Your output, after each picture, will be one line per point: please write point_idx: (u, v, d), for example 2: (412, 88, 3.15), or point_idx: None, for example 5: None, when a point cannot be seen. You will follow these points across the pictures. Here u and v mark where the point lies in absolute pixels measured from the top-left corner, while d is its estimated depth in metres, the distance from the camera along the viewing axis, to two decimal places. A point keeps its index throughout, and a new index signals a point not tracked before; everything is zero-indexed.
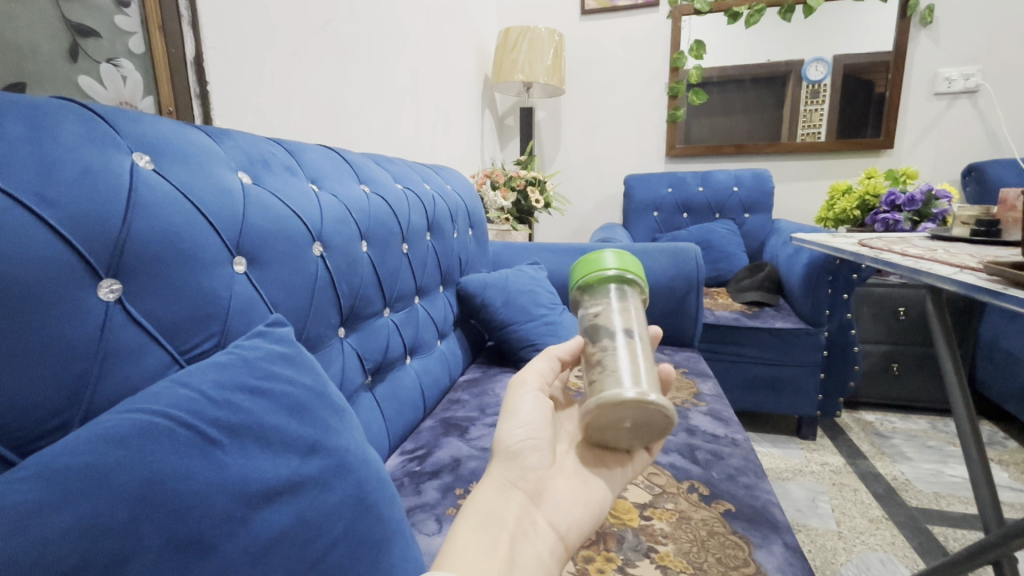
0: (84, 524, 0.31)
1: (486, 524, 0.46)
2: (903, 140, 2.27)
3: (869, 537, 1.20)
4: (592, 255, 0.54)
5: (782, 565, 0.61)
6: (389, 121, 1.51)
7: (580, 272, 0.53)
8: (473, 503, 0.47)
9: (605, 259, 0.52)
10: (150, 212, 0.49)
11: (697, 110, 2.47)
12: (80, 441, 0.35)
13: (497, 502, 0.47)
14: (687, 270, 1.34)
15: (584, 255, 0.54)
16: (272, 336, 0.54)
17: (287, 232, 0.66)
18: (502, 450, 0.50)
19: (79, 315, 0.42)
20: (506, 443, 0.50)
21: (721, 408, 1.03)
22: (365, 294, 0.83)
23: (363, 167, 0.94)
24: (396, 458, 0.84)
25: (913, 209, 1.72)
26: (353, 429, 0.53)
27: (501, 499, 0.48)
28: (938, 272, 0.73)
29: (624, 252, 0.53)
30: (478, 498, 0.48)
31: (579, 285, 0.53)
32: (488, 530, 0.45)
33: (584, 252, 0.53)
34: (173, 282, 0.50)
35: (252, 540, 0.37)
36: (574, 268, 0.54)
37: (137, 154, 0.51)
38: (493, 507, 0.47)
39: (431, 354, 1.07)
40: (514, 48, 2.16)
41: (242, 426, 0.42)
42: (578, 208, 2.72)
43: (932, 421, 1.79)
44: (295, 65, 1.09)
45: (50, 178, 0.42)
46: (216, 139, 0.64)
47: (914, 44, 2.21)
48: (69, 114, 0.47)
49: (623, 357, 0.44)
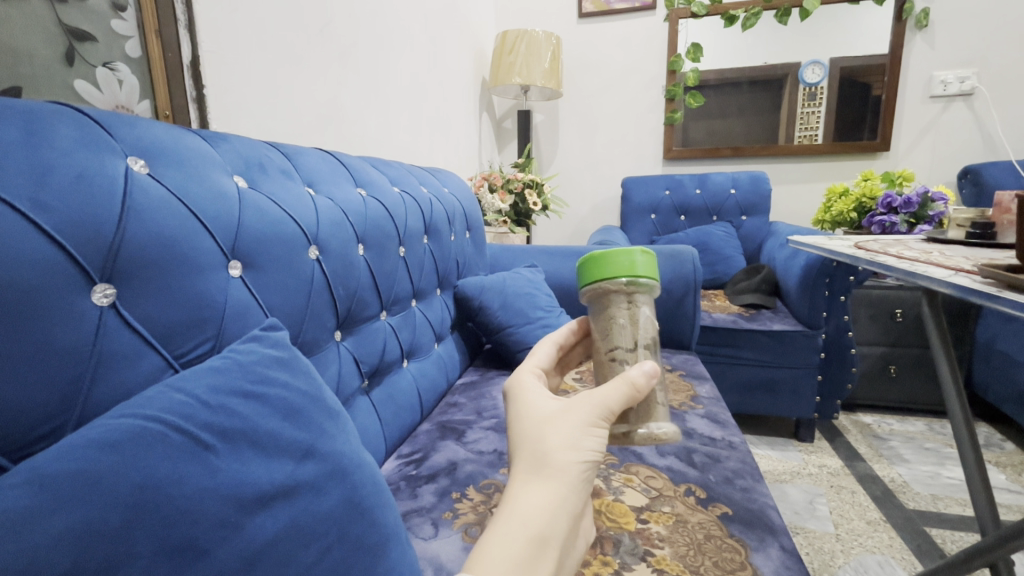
0: (76, 529, 0.31)
1: (542, 542, 0.39)
2: (899, 143, 2.28)
3: (867, 540, 1.20)
4: (600, 254, 0.49)
5: (778, 568, 0.61)
6: (386, 124, 1.51)
7: (590, 273, 0.50)
8: (524, 513, 0.39)
9: (614, 266, 0.49)
10: (146, 216, 0.49)
11: (694, 113, 2.47)
12: (72, 446, 0.35)
13: (555, 518, 0.40)
14: (684, 273, 1.34)
15: (592, 252, 0.50)
16: (267, 341, 0.54)
17: (283, 236, 0.66)
18: (563, 462, 0.42)
19: (73, 319, 0.42)
20: (566, 444, 0.42)
21: (719, 411, 1.03)
22: (362, 297, 0.83)
23: (360, 171, 0.95)
24: (393, 461, 0.83)
25: (909, 212, 1.72)
26: (348, 433, 0.53)
27: (559, 515, 0.40)
28: (933, 275, 0.73)
29: (634, 252, 0.49)
30: (533, 508, 0.40)
31: (590, 287, 0.51)
32: (542, 547, 0.39)
33: (593, 254, 0.49)
34: (168, 286, 0.50)
35: (246, 546, 0.37)
36: (581, 266, 0.51)
37: (132, 158, 0.51)
38: (547, 525, 0.40)
39: (428, 357, 1.07)
40: (511, 51, 2.17)
41: (237, 431, 0.42)
42: (577, 211, 2.72)
43: (930, 423, 1.79)
44: (292, 69, 1.10)
45: (45, 182, 0.42)
46: (212, 143, 0.64)
47: (909, 48, 2.22)
48: (63, 119, 0.47)
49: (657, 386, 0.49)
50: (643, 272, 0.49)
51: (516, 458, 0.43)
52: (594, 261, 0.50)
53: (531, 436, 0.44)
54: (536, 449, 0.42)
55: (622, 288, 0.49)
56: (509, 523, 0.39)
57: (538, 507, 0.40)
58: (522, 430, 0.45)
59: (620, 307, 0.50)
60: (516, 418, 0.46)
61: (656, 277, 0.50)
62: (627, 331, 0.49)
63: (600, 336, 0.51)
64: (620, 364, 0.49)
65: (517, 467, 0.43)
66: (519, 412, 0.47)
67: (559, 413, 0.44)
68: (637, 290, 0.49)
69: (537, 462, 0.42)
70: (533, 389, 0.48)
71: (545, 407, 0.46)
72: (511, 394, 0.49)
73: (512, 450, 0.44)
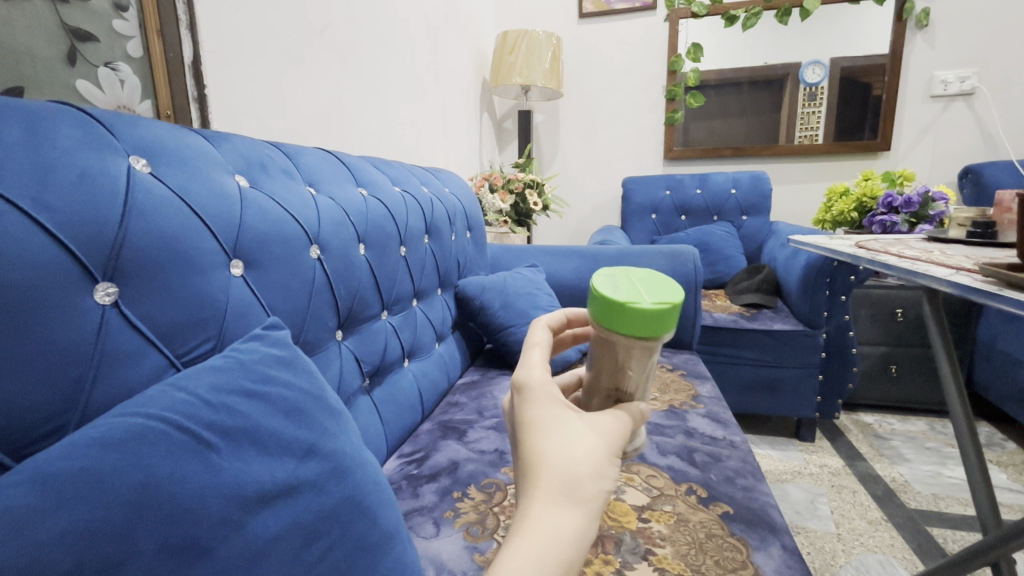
0: (80, 527, 0.31)
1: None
2: (899, 143, 2.28)
3: (867, 539, 1.20)
4: (628, 306, 0.36)
5: (780, 567, 0.61)
6: (387, 124, 1.51)
7: (607, 318, 0.38)
8: (550, 547, 0.34)
9: (640, 323, 0.37)
10: (148, 215, 0.49)
11: (694, 113, 2.47)
12: (76, 444, 0.35)
13: (579, 549, 0.35)
14: (684, 273, 1.34)
15: (614, 299, 0.37)
16: (269, 340, 0.54)
17: (284, 235, 0.66)
18: (592, 492, 0.36)
19: (76, 318, 0.42)
20: (598, 472, 0.37)
21: (720, 410, 1.03)
22: (363, 296, 0.83)
23: (361, 170, 0.95)
24: (394, 461, 0.83)
25: (910, 212, 1.73)
26: (350, 432, 0.53)
27: (581, 549, 0.35)
28: (935, 274, 0.73)
29: (669, 305, 0.36)
30: (558, 538, 0.34)
31: (605, 329, 0.39)
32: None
33: (616, 304, 0.36)
34: (170, 286, 0.50)
35: (248, 544, 0.37)
36: (596, 304, 0.38)
37: (133, 158, 0.51)
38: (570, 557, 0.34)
39: (429, 356, 1.07)
40: (512, 51, 2.17)
41: (239, 430, 0.42)
42: (577, 210, 2.72)
43: (931, 423, 1.79)
44: (293, 69, 1.10)
45: (46, 182, 0.42)
46: (214, 143, 0.64)
47: (910, 47, 2.22)
48: (65, 118, 0.47)
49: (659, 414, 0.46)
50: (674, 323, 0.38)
51: (536, 474, 0.37)
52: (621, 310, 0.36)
53: (558, 452, 0.37)
54: (565, 468, 0.36)
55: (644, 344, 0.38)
56: (532, 556, 0.33)
57: (562, 536, 0.35)
58: (544, 443, 0.38)
59: (641, 360, 0.39)
60: (534, 427, 0.39)
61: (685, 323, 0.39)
62: (642, 377, 0.41)
63: (606, 370, 0.41)
64: (626, 400, 0.42)
65: (539, 485, 0.36)
66: (539, 422, 0.39)
67: (587, 430, 0.38)
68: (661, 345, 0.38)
69: (565, 484, 0.36)
70: (551, 397, 0.41)
71: (569, 420, 0.39)
72: (525, 395, 0.41)
73: (530, 464, 0.37)
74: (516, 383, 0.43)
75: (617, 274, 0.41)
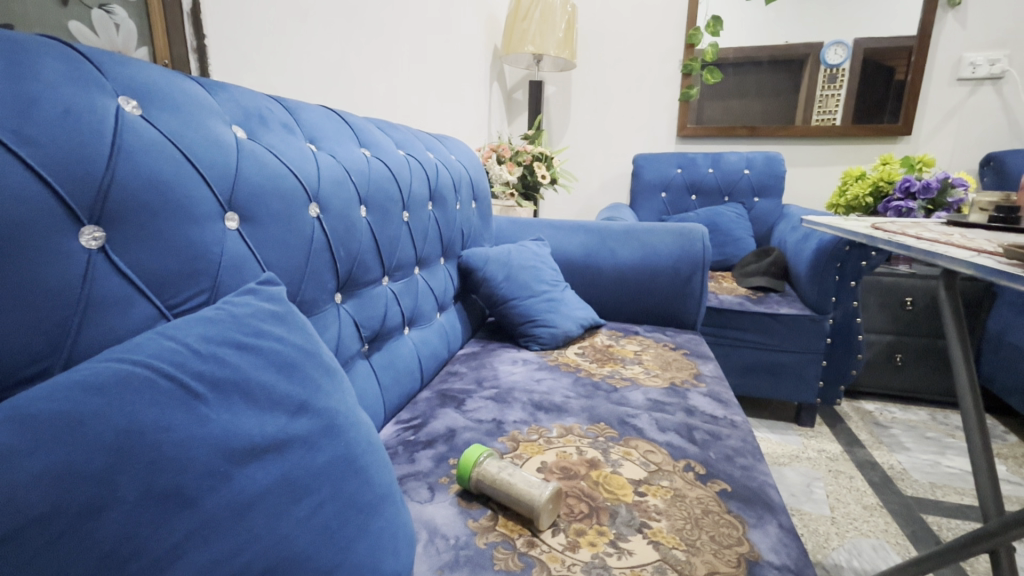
0: (57, 469, 0.30)
1: None
2: (921, 127, 2.21)
3: (862, 523, 1.21)
4: (466, 469, 0.66)
5: (776, 545, 0.61)
6: (394, 90, 1.47)
7: (467, 475, 0.66)
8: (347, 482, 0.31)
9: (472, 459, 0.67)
10: (138, 159, 0.47)
11: (711, 90, 2.41)
12: (57, 387, 0.34)
13: None
14: (692, 252, 1.32)
15: (463, 468, 0.67)
16: (263, 294, 0.52)
17: (283, 190, 0.63)
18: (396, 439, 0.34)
19: (59, 262, 0.40)
20: None
21: (721, 390, 1.01)
22: (363, 260, 0.81)
23: (364, 131, 0.91)
24: (392, 427, 0.83)
25: (927, 197, 1.68)
26: (344, 391, 0.52)
27: None
28: (956, 255, 0.70)
29: (468, 453, 0.68)
30: None
31: (505, 494, 0.63)
32: None
33: (461, 462, 0.67)
34: (161, 234, 0.48)
35: (235, 496, 0.36)
36: (464, 474, 0.66)
37: (123, 98, 0.49)
38: None
39: (430, 325, 1.05)
40: (525, 18, 2.09)
41: (229, 382, 0.41)
42: (585, 186, 2.68)
43: (933, 413, 1.77)
44: (295, 23, 1.05)
45: (28, 115, 0.40)
46: (210, 90, 0.61)
47: (940, 27, 2.13)
48: (50, 52, 0.45)
49: (624, 517, 0.64)
50: (472, 460, 0.67)
51: None
52: (472, 470, 0.66)
53: None
54: None
55: (487, 465, 0.66)
56: None
57: None
58: None
59: (560, 476, 0.71)
60: None
61: (473, 464, 0.66)
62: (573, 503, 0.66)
63: (565, 508, 0.65)
64: (579, 522, 0.63)
65: None
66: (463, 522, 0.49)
67: None
68: (484, 464, 0.66)
69: None
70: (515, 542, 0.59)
71: (512, 562, 0.57)
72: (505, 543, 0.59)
73: None
74: (510, 527, 0.62)
75: (479, 457, 0.67)
